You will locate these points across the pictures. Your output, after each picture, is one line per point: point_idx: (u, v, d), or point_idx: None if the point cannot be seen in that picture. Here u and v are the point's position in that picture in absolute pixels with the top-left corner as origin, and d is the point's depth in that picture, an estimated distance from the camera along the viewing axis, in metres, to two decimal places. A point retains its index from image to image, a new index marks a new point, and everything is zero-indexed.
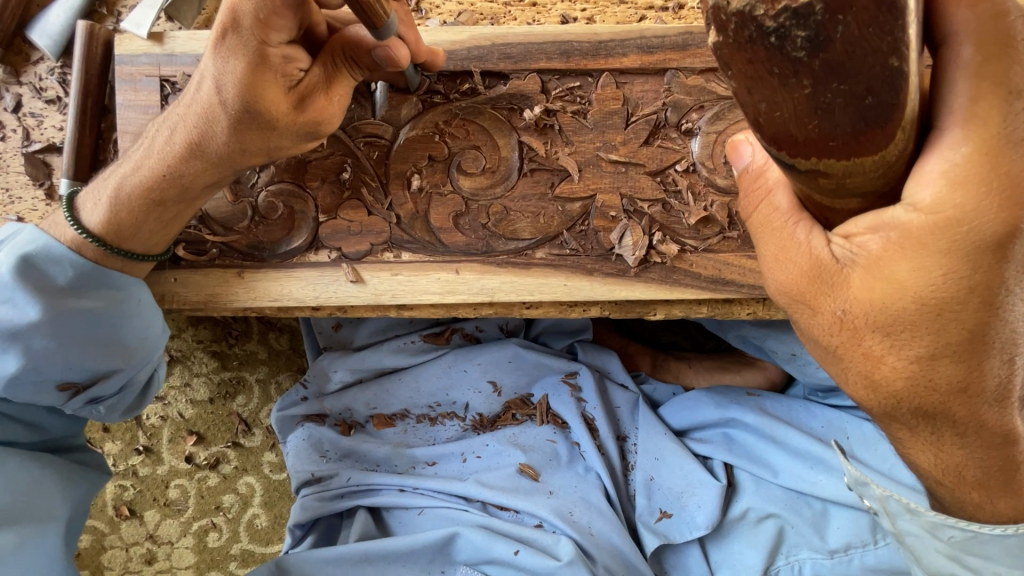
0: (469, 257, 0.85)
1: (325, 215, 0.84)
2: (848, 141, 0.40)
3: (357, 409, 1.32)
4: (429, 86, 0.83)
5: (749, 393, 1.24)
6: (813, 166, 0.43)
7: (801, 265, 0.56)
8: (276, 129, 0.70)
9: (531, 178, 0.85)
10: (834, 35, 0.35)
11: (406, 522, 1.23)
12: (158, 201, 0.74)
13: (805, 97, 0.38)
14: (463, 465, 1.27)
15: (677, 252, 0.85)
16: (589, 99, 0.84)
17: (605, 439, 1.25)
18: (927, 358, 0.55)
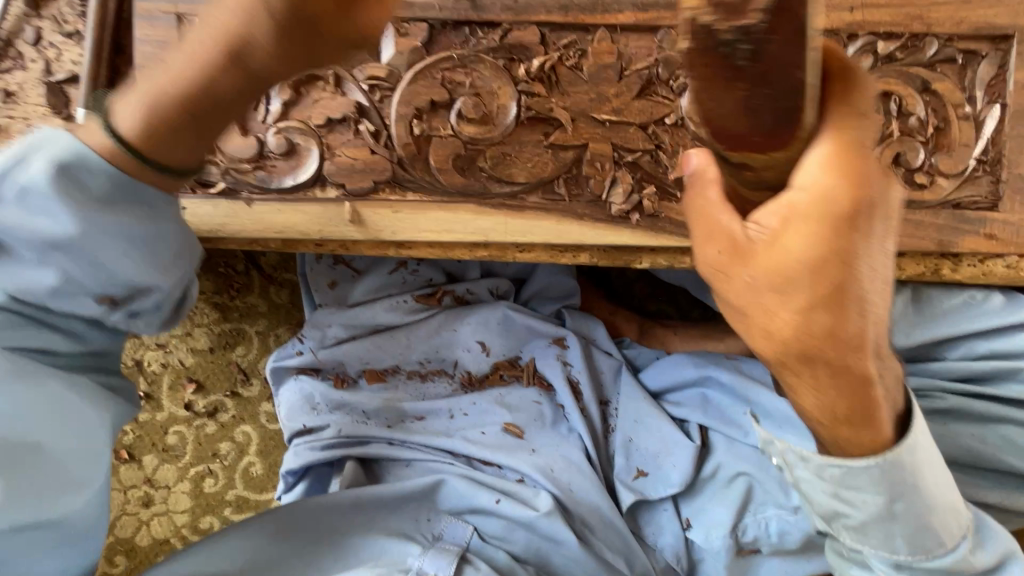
0: (466, 198, 0.89)
1: (330, 151, 0.89)
2: (767, 136, 0.51)
3: (351, 364, 1.36)
4: (435, 35, 0.88)
5: (727, 358, 1.31)
6: (742, 159, 0.53)
7: (721, 246, 0.58)
8: (322, 32, 0.58)
9: (527, 126, 0.90)
10: (768, 49, 0.46)
11: (394, 474, 1.27)
12: (196, 117, 0.65)
13: (743, 98, 0.49)
14: (451, 422, 1.31)
15: (664, 202, 0.90)
16: (585, 52, 0.89)
17: (587, 403, 1.30)
18: (810, 309, 0.55)
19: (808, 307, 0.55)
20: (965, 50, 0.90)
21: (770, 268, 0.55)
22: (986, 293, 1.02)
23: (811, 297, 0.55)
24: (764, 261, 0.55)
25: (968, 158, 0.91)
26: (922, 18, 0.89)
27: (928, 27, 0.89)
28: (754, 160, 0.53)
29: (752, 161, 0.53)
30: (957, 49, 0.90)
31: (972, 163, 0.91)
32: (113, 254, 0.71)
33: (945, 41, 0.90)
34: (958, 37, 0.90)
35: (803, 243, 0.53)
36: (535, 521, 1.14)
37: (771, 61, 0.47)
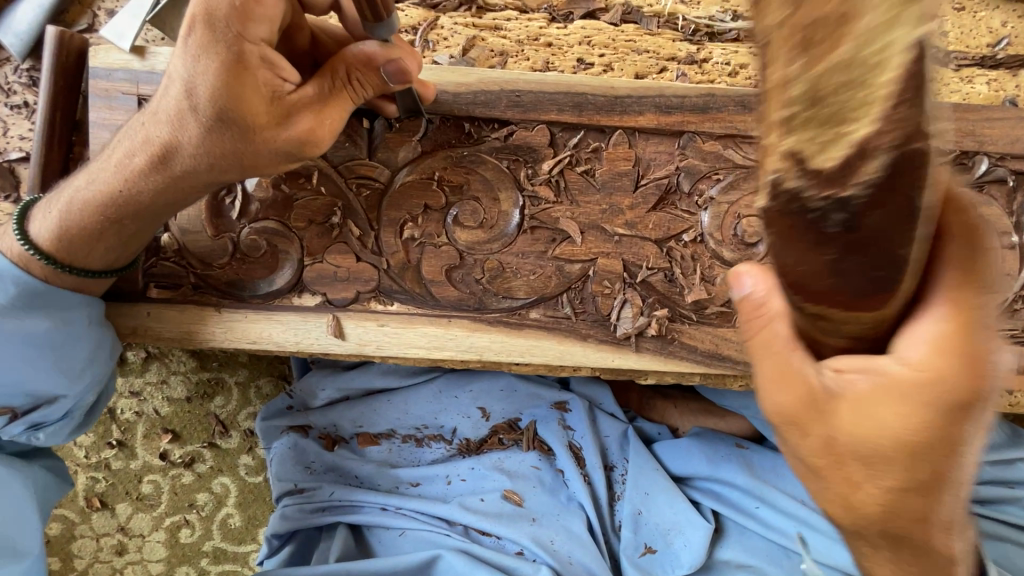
0: (460, 312, 0.81)
1: (310, 257, 0.80)
2: (855, 298, 0.34)
3: (343, 425, 1.28)
4: (432, 130, 0.79)
5: (738, 445, 1.22)
6: (814, 311, 0.36)
7: (795, 396, 0.45)
8: (250, 140, 0.63)
9: (531, 235, 0.81)
10: (867, 220, 0.30)
11: (387, 542, 1.18)
12: (114, 216, 0.69)
13: (827, 262, 0.33)
14: (448, 487, 1.23)
15: (677, 326, 0.82)
16: (599, 157, 0.80)
17: (591, 470, 1.21)
18: (903, 490, 0.46)
19: (899, 490, 0.46)
20: (1018, 172, 0.81)
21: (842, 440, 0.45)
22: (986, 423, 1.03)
23: (899, 477, 0.45)
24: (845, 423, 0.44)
25: (1010, 290, 0.83)
26: (974, 134, 0.80)
27: (980, 144, 0.80)
28: (831, 315, 0.36)
29: (834, 315, 0.36)
30: (1010, 170, 0.81)
31: (1012, 295, 0.84)
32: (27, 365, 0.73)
33: (997, 161, 0.81)
34: (1012, 156, 0.81)
35: (885, 422, 0.43)
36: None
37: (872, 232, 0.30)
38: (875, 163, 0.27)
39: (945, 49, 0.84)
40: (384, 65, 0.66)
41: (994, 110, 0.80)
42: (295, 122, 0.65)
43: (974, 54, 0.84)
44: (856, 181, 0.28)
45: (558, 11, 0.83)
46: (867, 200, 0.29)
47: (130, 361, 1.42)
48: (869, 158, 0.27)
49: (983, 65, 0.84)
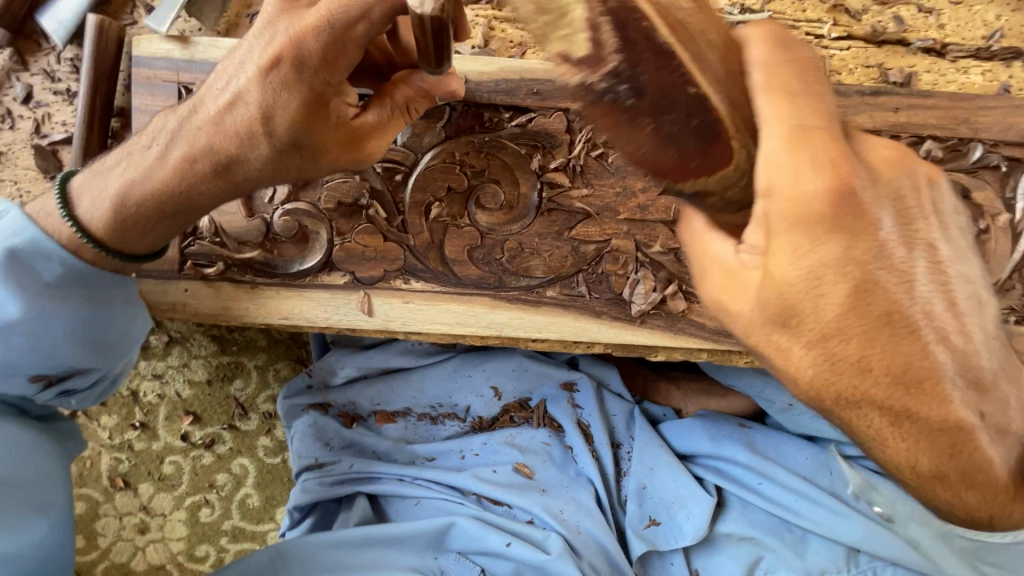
0: (480, 290, 0.86)
1: (339, 238, 0.85)
2: (705, 157, 0.47)
3: (360, 403, 1.30)
4: (455, 117, 0.83)
5: (741, 425, 1.25)
6: (693, 186, 0.50)
7: (717, 276, 0.54)
8: (317, 161, 0.69)
9: (548, 217, 0.85)
10: (642, 80, 0.44)
11: (404, 511, 1.22)
12: (171, 215, 0.73)
13: (652, 131, 0.46)
14: (461, 461, 1.26)
15: (688, 304, 0.87)
16: (613, 142, 0.84)
17: (599, 445, 1.24)
18: (868, 352, 0.50)
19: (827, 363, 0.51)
20: (1011, 158, 0.86)
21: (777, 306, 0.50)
22: None
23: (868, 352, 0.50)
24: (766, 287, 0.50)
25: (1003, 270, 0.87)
26: (969, 122, 0.84)
27: (975, 132, 0.85)
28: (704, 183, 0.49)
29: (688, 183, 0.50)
30: (1003, 156, 0.85)
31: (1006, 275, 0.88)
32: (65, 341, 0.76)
33: (991, 147, 0.85)
34: (1005, 143, 0.85)
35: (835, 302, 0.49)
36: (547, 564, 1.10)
37: (655, 91, 0.44)
38: (607, 33, 0.42)
39: (943, 40, 0.88)
40: (439, 94, 0.72)
41: (988, 99, 0.84)
42: (362, 146, 0.71)
43: (970, 45, 0.88)
44: (607, 53, 0.42)
45: None
46: (625, 62, 0.43)
47: (152, 345, 1.46)
48: (600, 30, 0.42)
49: (978, 56, 0.88)
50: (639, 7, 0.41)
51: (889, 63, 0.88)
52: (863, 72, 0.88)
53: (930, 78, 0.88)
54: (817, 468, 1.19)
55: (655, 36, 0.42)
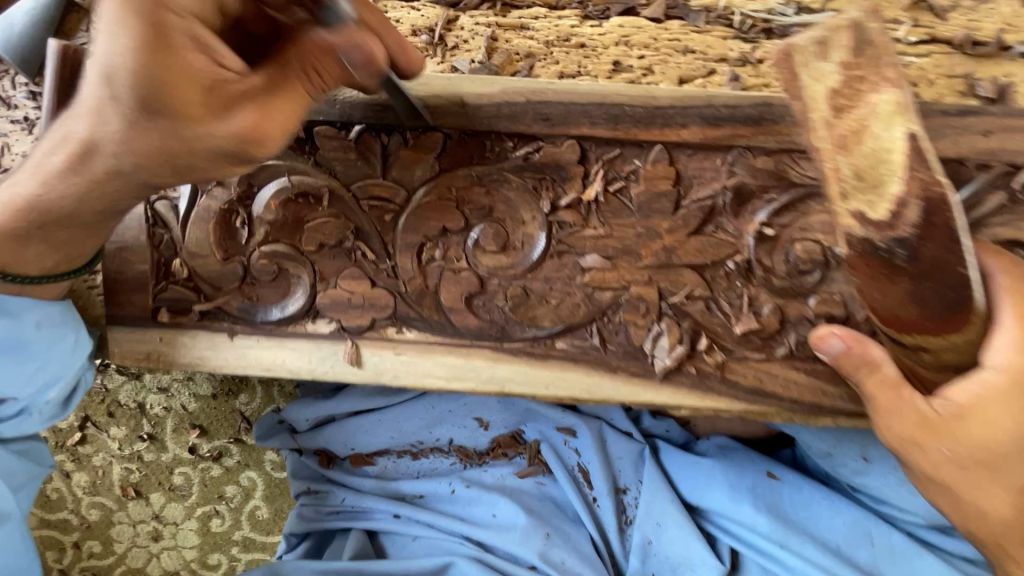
0: (481, 342, 0.76)
1: (322, 282, 0.76)
2: (943, 321, 0.59)
3: (335, 445, 1.23)
4: (451, 146, 0.72)
5: (769, 472, 1.10)
6: (917, 341, 0.62)
7: (910, 419, 0.63)
8: (179, 134, 0.53)
9: (558, 260, 0.74)
10: (925, 250, 0.57)
11: (396, 548, 1.16)
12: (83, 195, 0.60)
13: (908, 288, 0.59)
14: (453, 497, 1.18)
15: (720, 360, 0.75)
16: (635, 174, 0.72)
17: (599, 493, 1.14)
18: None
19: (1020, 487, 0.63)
20: None
21: (973, 444, 0.62)
22: None
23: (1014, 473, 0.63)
24: (967, 436, 0.62)
25: None
26: None
27: None
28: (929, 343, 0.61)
29: (929, 344, 0.61)
30: None
31: None
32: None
33: None
34: None
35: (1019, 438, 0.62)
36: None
37: (929, 262, 0.58)
38: (911, 211, 0.56)
39: None
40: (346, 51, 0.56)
41: None
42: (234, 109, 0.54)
43: None
44: (905, 224, 0.56)
45: (592, 7, 0.74)
46: (919, 235, 0.57)
47: None
48: (908, 208, 0.56)
49: None
50: (947, 203, 0.56)
51: (977, 73, 0.72)
52: (945, 85, 0.73)
53: None
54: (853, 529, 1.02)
55: (952, 226, 0.56)
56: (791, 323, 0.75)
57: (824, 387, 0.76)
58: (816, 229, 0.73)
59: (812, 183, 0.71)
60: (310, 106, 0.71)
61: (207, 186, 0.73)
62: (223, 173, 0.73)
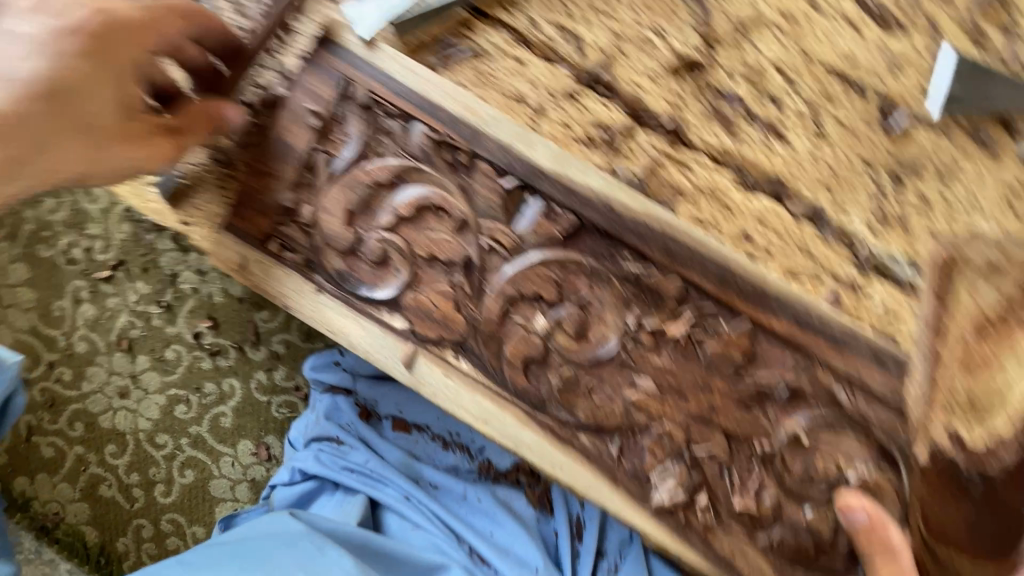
0: (518, 402, 0.83)
1: (415, 285, 0.83)
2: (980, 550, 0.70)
3: (385, 404, 1.22)
4: (580, 233, 0.80)
5: None
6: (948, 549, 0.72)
7: None
8: None
9: (617, 368, 0.81)
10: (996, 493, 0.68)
11: (396, 530, 1.13)
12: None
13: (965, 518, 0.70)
14: (459, 501, 1.16)
15: (707, 522, 0.81)
16: (717, 333, 0.78)
17: (584, 549, 1.15)
18: None
19: None
20: None
21: None
22: None
23: None
24: None
25: None
26: None
27: None
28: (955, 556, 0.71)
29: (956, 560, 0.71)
30: None
31: None
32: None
33: None
34: None
35: None
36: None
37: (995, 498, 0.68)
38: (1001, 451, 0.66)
39: None
40: None
41: None
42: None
43: None
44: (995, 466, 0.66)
45: (748, 178, 0.81)
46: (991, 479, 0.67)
47: None
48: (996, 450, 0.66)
49: None
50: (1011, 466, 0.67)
51: None
52: None
53: None
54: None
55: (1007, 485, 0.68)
56: (783, 524, 0.80)
57: None
58: (843, 455, 0.78)
59: (859, 417, 0.77)
60: (483, 144, 0.79)
61: (366, 163, 0.82)
62: (384, 157, 0.81)
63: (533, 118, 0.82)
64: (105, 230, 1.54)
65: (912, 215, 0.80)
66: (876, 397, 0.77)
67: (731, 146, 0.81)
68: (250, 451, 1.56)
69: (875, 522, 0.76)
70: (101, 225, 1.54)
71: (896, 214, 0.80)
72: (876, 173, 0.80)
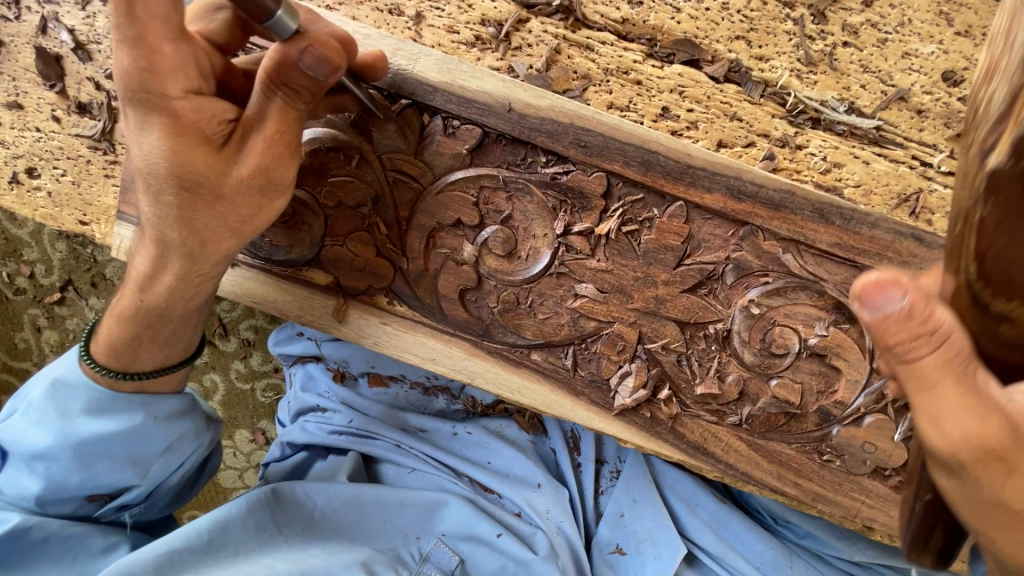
0: (463, 334, 0.80)
1: (331, 237, 0.78)
2: None
3: (355, 363, 1.16)
4: (488, 145, 0.73)
5: (718, 500, 1.15)
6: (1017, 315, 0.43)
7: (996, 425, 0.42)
8: None
9: (556, 280, 0.77)
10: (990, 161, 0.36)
11: (394, 478, 1.12)
12: (147, 324, 0.73)
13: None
14: (452, 439, 1.15)
15: (673, 412, 0.81)
16: (650, 222, 0.74)
17: (584, 461, 1.17)
18: None
19: None
20: None
21: None
22: None
23: None
24: None
25: None
26: None
27: None
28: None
29: None
30: None
31: None
32: (108, 467, 0.78)
33: None
34: None
35: None
36: (533, 563, 1.02)
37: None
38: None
39: None
40: None
41: None
42: (243, 164, 0.62)
43: None
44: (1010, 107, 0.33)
45: (659, 47, 0.74)
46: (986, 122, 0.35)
47: None
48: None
49: None
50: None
51: None
52: None
53: None
54: (779, 561, 1.12)
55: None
56: (749, 398, 0.80)
57: (759, 461, 0.82)
58: (800, 321, 0.76)
59: (810, 279, 0.74)
60: None
61: None
62: None
63: (414, 28, 0.75)
64: (39, 253, 1.46)
65: (840, 51, 0.72)
66: (824, 255, 0.73)
67: (634, 15, 0.73)
68: (249, 438, 1.57)
69: (922, 304, 0.40)
70: (36, 248, 1.45)
71: (823, 54, 0.73)
72: (795, 12, 0.72)
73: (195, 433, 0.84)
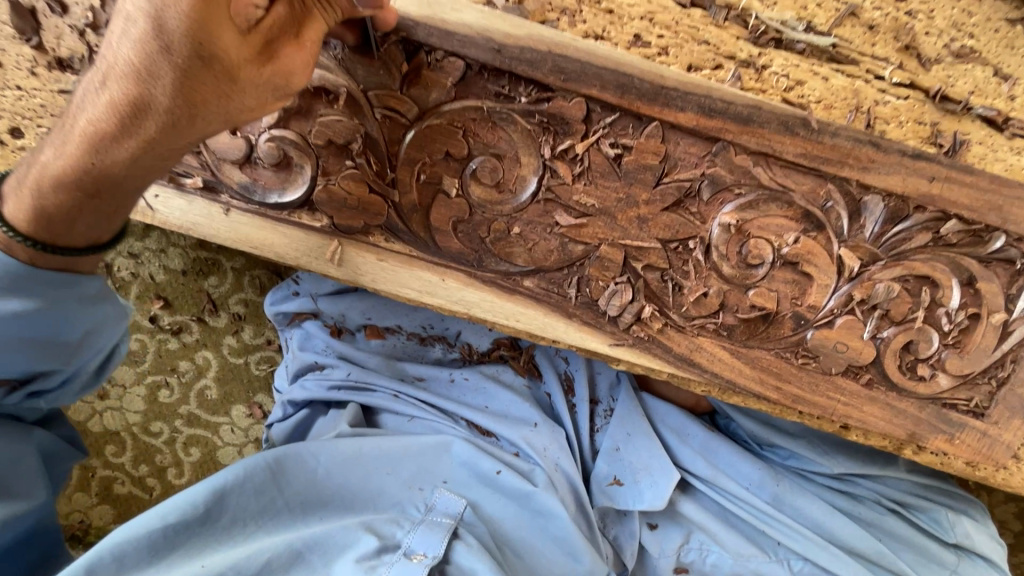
0: (457, 265, 0.85)
1: (323, 177, 0.82)
2: None
3: (352, 317, 1.22)
4: (471, 77, 0.76)
5: (706, 429, 1.21)
6: None
7: None
8: None
9: (542, 207, 0.81)
10: None
11: (394, 427, 1.15)
12: (90, 193, 0.71)
13: None
14: (449, 386, 1.20)
15: (659, 327, 0.86)
16: (628, 145, 0.78)
17: (578, 401, 1.21)
18: None
19: None
20: None
21: None
22: (889, 462, 1.17)
23: None
24: None
25: (979, 364, 0.84)
26: (1000, 210, 0.77)
27: (1002, 221, 0.77)
28: None
29: None
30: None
31: (980, 370, 0.85)
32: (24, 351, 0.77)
33: (1014, 241, 0.79)
34: None
35: None
36: (534, 495, 1.06)
37: None
38: None
39: (1007, 114, 0.75)
40: None
41: None
42: (271, 59, 0.66)
43: None
44: None
45: None
46: None
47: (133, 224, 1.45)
48: None
49: None
50: None
51: (943, 126, 0.76)
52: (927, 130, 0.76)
53: (978, 153, 0.76)
54: (766, 480, 1.17)
55: None
56: (729, 309, 0.85)
57: (742, 368, 0.88)
58: (771, 231, 0.81)
59: (779, 190, 0.79)
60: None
61: None
62: None
63: None
64: None
65: None
66: (793, 165, 0.78)
67: None
68: (246, 413, 1.57)
69: None
70: None
71: None
72: None
73: (113, 316, 0.84)
